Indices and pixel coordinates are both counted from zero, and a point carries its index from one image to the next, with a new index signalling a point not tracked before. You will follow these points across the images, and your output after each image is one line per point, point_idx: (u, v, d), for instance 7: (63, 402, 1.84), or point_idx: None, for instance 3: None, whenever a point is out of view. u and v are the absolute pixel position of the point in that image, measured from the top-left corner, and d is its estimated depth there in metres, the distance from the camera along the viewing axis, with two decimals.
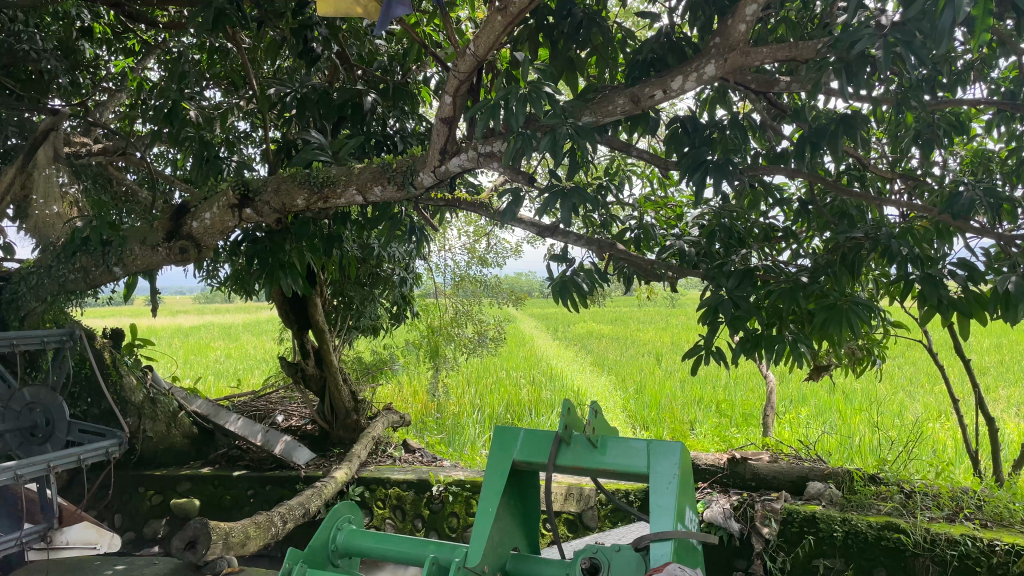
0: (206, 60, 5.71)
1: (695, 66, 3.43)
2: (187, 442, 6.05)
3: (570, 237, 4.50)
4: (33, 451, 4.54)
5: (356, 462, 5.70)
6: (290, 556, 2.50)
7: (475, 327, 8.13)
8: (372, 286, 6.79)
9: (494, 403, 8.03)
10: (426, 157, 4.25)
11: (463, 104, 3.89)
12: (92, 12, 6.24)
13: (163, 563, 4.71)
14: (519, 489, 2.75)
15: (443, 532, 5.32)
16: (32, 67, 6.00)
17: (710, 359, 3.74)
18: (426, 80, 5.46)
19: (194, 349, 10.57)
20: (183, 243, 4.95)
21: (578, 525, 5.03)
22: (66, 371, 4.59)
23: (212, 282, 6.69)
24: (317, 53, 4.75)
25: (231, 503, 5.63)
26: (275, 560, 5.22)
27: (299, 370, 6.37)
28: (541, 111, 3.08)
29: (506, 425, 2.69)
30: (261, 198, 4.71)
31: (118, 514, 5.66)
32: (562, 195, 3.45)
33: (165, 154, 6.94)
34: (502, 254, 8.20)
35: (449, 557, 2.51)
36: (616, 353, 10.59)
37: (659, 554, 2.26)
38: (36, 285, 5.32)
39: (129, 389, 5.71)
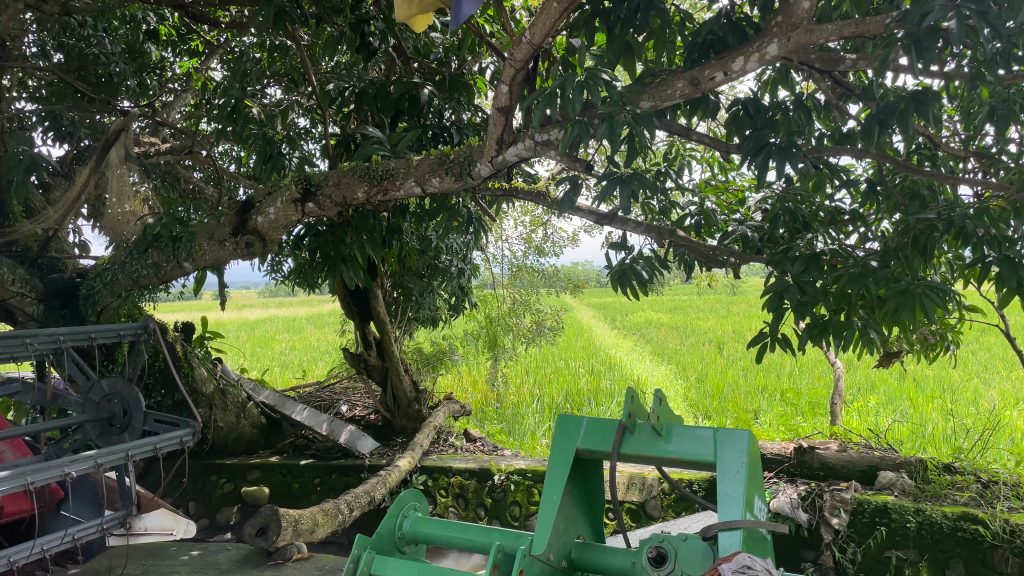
0: (267, 59, 5.85)
1: (757, 46, 3.36)
2: (256, 432, 6.22)
3: (629, 224, 4.46)
4: (112, 440, 4.71)
5: (418, 451, 5.76)
6: (358, 543, 2.54)
7: (533, 317, 8.11)
8: (431, 277, 6.81)
9: (554, 393, 7.98)
10: (483, 147, 4.26)
11: (519, 93, 3.88)
12: (157, 14, 6.47)
13: (235, 551, 4.88)
14: (584, 479, 2.74)
15: (506, 521, 5.36)
16: (102, 71, 6.26)
17: (775, 347, 3.67)
18: (482, 71, 5.45)
19: (260, 342, 10.86)
20: (249, 238, 5.08)
21: (641, 515, 5.00)
22: (141, 363, 4.73)
23: (276, 275, 6.84)
24: (374, 47, 4.81)
25: (298, 492, 5.74)
26: (342, 547, 5.33)
27: (362, 361, 6.49)
28: (598, 97, 3.06)
29: (569, 414, 2.67)
30: (322, 192, 4.79)
31: (192, 501, 5.83)
32: (621, 181, 3.43)
33: (230, 152, 7.13)
34: (559, 243, 8.14)
35: (514, 545, 2.52)
36: (676, 343, 10.41)
37: (727, 543, 2.23)
38: (111, 281, 5.43)
39: (200, 381, 5.90)
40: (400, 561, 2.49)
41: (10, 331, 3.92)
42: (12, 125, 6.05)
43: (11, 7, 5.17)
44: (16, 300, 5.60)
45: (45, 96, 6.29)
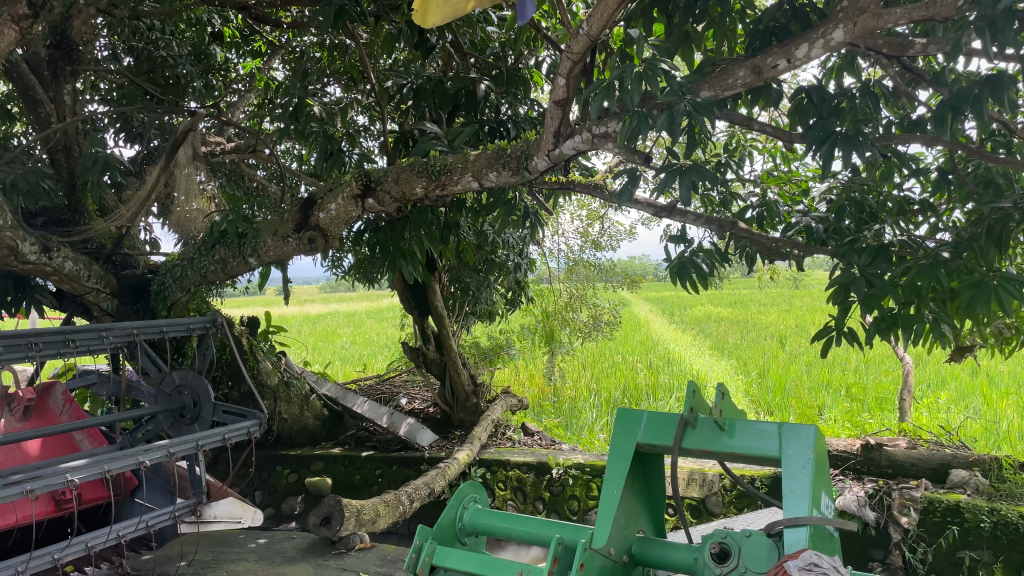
0: (326, 58, 5.96)
1: (822, 32, 3.28)
2: (318, 424, 6.35)
3: (688, 216, 4.41)
4: (183, 431, 4.86)
5: (477, 444, 5.80)
6: (419, 534, 2.57)
7: (590, 311, 8.09)
8: (488, 272, 6.85)
9: (611, 388, 7.94)
10: (540, 141, 4.25)
11: (577, 86, 3.86)
12: (222, 16, 6.64)
13: (300, 540, 5.00)
14: (644, 473, 2.72)
15: (564, 515, 5.35)
16: (169, 73, 6.47)
17: (841, 341, 3.58)
18: (539, 65, 5.44)
19: (322, 336, 11.05)
20: (311, 234, 5.17)
21: (702, 511, 4.96)
22: (209, 356, 4.87)
23: (337, 271, 6.96)
24: (432, 44, 4.84)
25: (360, 483, 5.84)
26: (403, 538, 5.42)
27: (421, 355, 6.58)
28: (657, 88, 3.03)
29: (629, 408, 2.65)
30: (382, 187, 4.85)
31: (258, 491, 5.99)
32: (680, 172, 3.39)
33: (292, 150, 7.28)
34: (616, 237, 8.08)
35: (575, 538, 2.51)
36: (737, 337, 10.21)
37: (793, 540, 2.18)
38: (181, 277, 5.60)
39: (265, 373, 6.06)
40: (461, 552, 2.51)
41: (88, 325, 4.05)
42: (86, 127, 6.29)
43: (83, 10, 5.35)
44: (91, 296, 5.70)
45: (116, 99, 6.53)
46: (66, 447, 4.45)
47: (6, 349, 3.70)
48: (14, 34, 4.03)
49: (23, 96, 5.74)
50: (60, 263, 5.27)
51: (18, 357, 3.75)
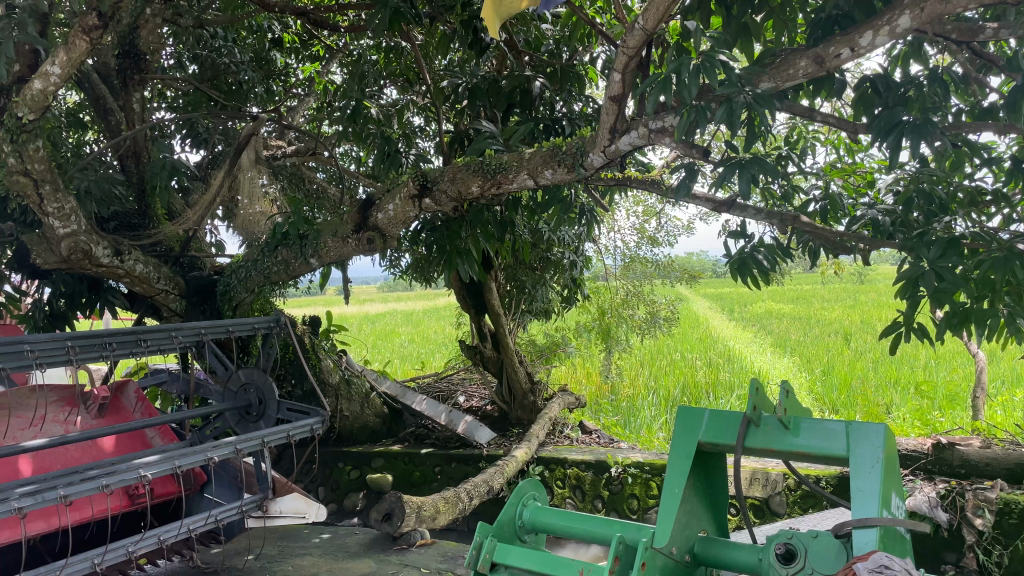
0: (382, 60, 6.04)
1: (886, 19, 3.19)
2: (379, 421, 6.44)
3: (748, 211, 4.32)
4: (249, 428, 4.98)
5: (535, 442, 5.81)
6: (480, 531, 2.58)
7: (648, 308, 8.03)
8: (544, 270, 6.84)
9: (670, 386, 7.81)
10: (596, 137, 4.23)
11: (632, 81, 3.85)
12: (282, 23, 6.83)
13: (362, 535, 5.09)
14: (707, 473, 2.68)
15: (624, 513, 5.31)
16: (232, 79, 6.62)
17: (910, 337, 3.48)
18: (593, 61, 5.40)
19: (381, 335, 11.20)
20: (370, 234, 5.25)
21: (766, 511, 4.88)
22: (273, 355, 4.97)
23: (394, 270, 7.06)
24: (486, 43, 4.86)
25: (420, 480, 5.91)
26: (463, 534, 5.47)
27: (478, 353, 6.63)
28: (715, 80, 3.01)
29: (690, 406, 2.61)
30: (438, 187, 4.88)
31: (321, 487, 6.12)
32: (740, 165, 3.35)
33: (350, 152, 7.41)
34: (674, 233, 7.98)
35: (636, 538, 2.50)
36: (799, 334, 9.94)
37: (862, 542, 2.13)
38: (245, 277, 5.74)
39: (326, 371, 6.18)
40: (521, 550, 2.51)
41: (158, 325, 4.19)
42: (155, 133, 6.52)
43: (150, 20, 5.55)
44: (161, 297, 5.89)
45: (181, 106, 6.74)
46: (139, 444, 4.60)
47: (82, 348, 3.84)
48: (85, 44, 4.17)
49: (94, 105, 6.01)
50: (131, 265, 5.45)
51: (93, 356, 3.88)
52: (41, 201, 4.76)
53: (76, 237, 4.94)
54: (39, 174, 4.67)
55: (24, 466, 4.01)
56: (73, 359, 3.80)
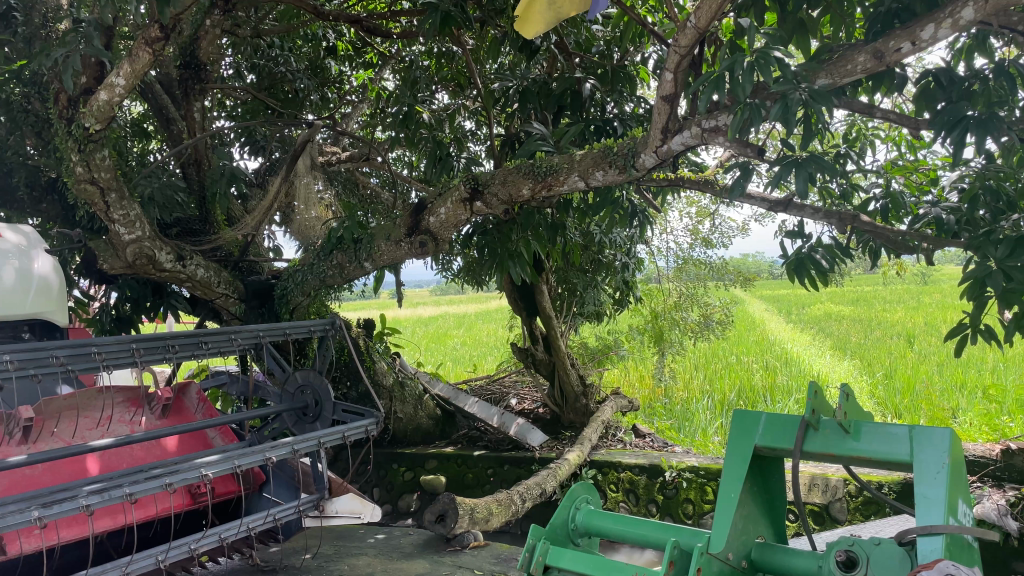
0: (434, 66, 6.10)
1: (949, 11, 3.09)
2: (432, 423, 6.50)
3: (806, 210, 4.23)
4: (306, 428, 5.06)
5: (588, 445, 5.79)
6: (533, 533, 2.58)
7: (701, 310, 7.91)
8: (595, 272, 6.82)
9: (726, 389, 7.67)
10: (648, 138, 4.20)
11: (685, 79, 3.82)
12: (336, 31, 6.95)
13: (416, 536, 5.14)
14: (764, 476, 2.63)
15: (679, 518, 5.26)
16: (288, 87, 6.81)
17: (977, 339, 3.38)
18: (645, 61, 5.36)
19: (434, 338, 11.29)
20: (422, 238, 5.30)
21: (826, 518, 4.79)
22: (329, 358, 5.03)
23: (446, 274, 7.11)
24: (537, 46, 4.90)
25: (473, 482, 5.93)
26: (516, 537, 5.49)
27: (529, 355, 6.63)
28: (771, 78, 2.97)
29: (746, 409, 2.57)
30: (490, 190, 4.91)
31: (377, 487, 6.20)
32: (797, 164, 3.30)
33: (403, 157, 7.51)
34: (728, 234, 7.86)
35: (691, 543, 2.47)
36: (859, 336, 9.65)
37: (928, 550, 2.06)
38: (302, 281, 5.84)
39: (381, 374, 6.27)
40: (574, 552, 2.50)
41: (218, 328, 4.29)
42: (215, 141, 6.73)
43: (209, 31, 5.67)
44: (221, 301, 6.04)
45: (240, 114, 6.94)
46: (200, 444, 4.71)
47: (147, 350, 3.95)
48: (148, 56, 4.28)
49: (157, 115, 6.22)
50: (193, 270, 5.61)
51: (157, 359, 3.99)
52: (108, 209, 4.93)
53: (141, 242, 5.14)
54: (105, 182, 4.83)
55: (92, 465, 4.14)
56: (138, 361, 3.91)
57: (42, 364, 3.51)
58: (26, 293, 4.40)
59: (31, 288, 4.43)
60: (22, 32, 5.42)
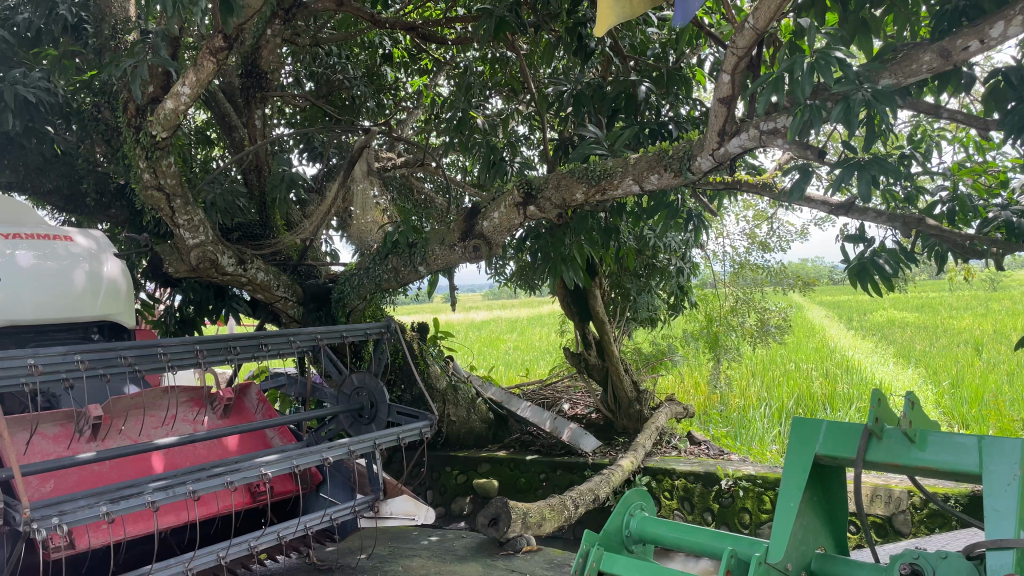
0: (488, 71, 6.15)
1: (1021, 8, 2.98)
2: (485, 426, 6.52)
3: (869, 214, 4.12)
4: (362, 430, 5.13)
5: (641, 451, 5.74)
6: (586, 539, 2.56)
7: (758, 316, 7.77)
8: (649, 277, 6.81)
9: (784, 396, 7.50)
10: (704, 141, 4.15)
11: (742, 81, 3.78)
12: (392, 38, 7.05)
13: (469, 539, 5.17)
14: (825, 486, 2.56)
15: (735, 527, 5.17)
16: (345, 95, 6.99)
17: None
18: (701, 63, 5.30)
19: (486, 342, 11.32)
20: (476, 242, 5.33)
21: (889, 531, 4.65)
22: (384, 361, 5.08)
23: (499, 278, 7.14)
24: (591, 49, 4.91)
25: (526, 486, 5.93)
26: (569, 543, 5.47)
27: (583, 360, 6.60)
28: (831, 79, 2.93)
29: (805, 417, 2.51)
30: (543, 195, 4.91)
31: (430, 490, 6.25)
32: (859, 166, 3.24)
33: (456, 163, 7.58)
34: (786, 238, 7.70)
35: (748, 552, 2.43)
36: (925, 344, 9.35)
37: (997, 565, 1.98)
38: (358, 285, 5.91)
39: (434, 377, 6.33)
40: (628, 559, 2.48)
41: (278, 330, 4.37)
42: (276, 148, 6.90)
43: (270, 41, 5.79)
44: (280, 304, 6.16)
45: (299, 121, 7.13)
46: (260, 443, 4.81)
47: (210, 352, 4.05)
48: (212, 65, 4.42)
49: (220, 123, 6.41)
50: (254, 274, 5.75)
51: (220, 360, 4.09)
52: (173, 214, 5.08)
53: (204, 247, 5.28)
54: (171, 188, 4.99)
55: (156, 463, 4.27)
56: (201, 362, 4.01)
57: (111, 364, 3.62)
58: (96, 296, 4.57)
59: (101, 290, 4.61)
60: (93, 43, 5.63)
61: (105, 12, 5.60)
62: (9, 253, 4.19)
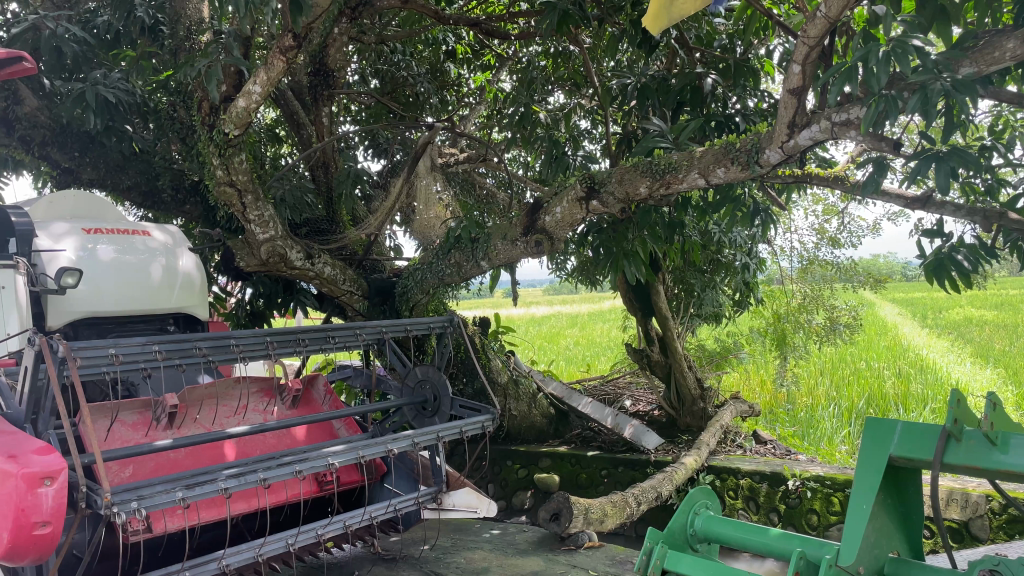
0: (551, 65, 6.14)
1: None
2: (546, 421, 6.53)
3: (947, 207, 3.98)
4: (425, 422, 5.19)
5: (705, 450, 5.66)
6: (650, 536, 2.55)
7: (827, 313, 7.56)
8: (714, 272, 6.69)
9: (854, 397, 7.27)
10: (773, 133, 4.08)
11: (814, 72, 3.73)
12: (455, 34, 7.10)
13: (530, 533, 5.19)
14: (899, 488, 2.48)
15: (802, 529, 5.06)
16: (410, 92, 7.07)
17: None
18: (770, 54, 5.18)
19: (547, 337, 11.31)
20: (538, 237, 5.32)
21: (966, 536, 4.48)
22: (447, 354, 5.12)
23: (560, 273, 7.13)
24: (656, 41, 4.86)
25: (587, 482, 5.89)
26: (631, 540, 5.44)
27: (645, 356, 6.56)
28: (909, 68, 2.84)
29: (880, 417, 2.43)
30: (606, 189, 4.87)
31: (491, 484, 6.30)
32: (937, 158, 3.14)
33: (518, 158, 7.59)
34: (858, 233, 7.46)
35: (819, 554, 2.38)
36: (1005, 342, 8.94)
37: None
38: (421, 280, 5.98)
39: (495, 371, 6.38)
40: (693, 558, 2.46)
41: (344, 323, 4.45)
42: (342, 145, 7.04)
43: (337, 39, 5.89)
44: (346, 297, 6.28)
45: (365, 118, 7.26)
46: (327, 434, 4.91)
47: (280, 344, 4.15)
48: (282, 64, 4.53)
49: (289, 121, 6.57)
50: (321, 268, 5.89)
51: (289, 352, 4.19)
52: (245, 210, 5.23)
53: (274, 241, 5.42)
54: (242, 184, 5.12)
55: (229, 451, 4.41)
56: (272, 354, 4.11)
57: (186, 354, 3.75)
58: (172, 289, 4.72)
59: (177, 283, 4.75)
60: (169, 44, 5.83)
61: (181, 14, 5.78)
62: (91, 247, 4.41)
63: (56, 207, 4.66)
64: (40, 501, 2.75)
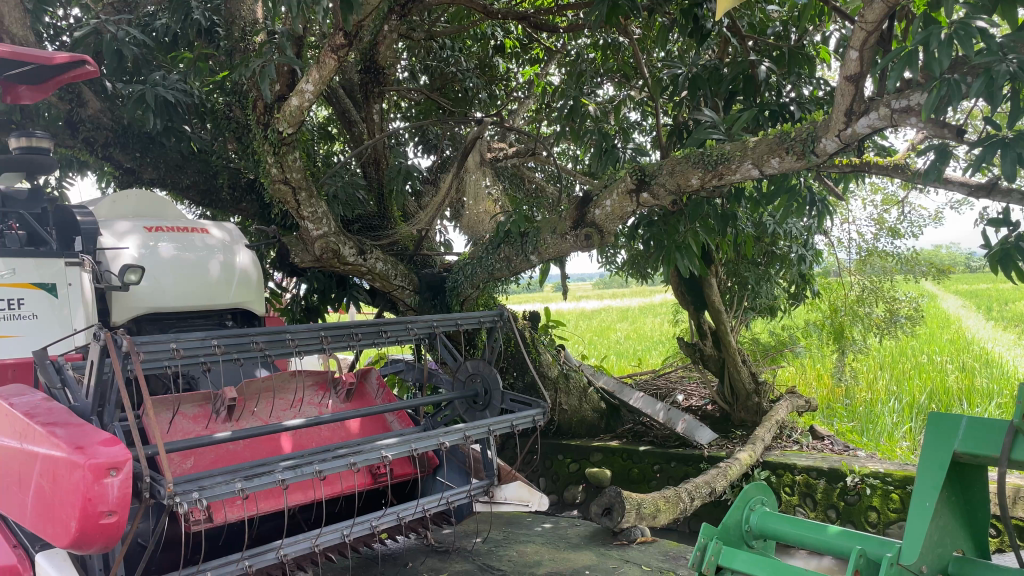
0: (600, 57, 6.09)
1: None
2: (597, 416, 6.51)
3: (1013, 196, 3.84)
4: (476, 416, 5.21)
5: (760, 445, 5.57)
6: (704, 532, 2.52)
7: (887, 306, 7.38)
8: (769, 265, 6.56)
9: (916, 391, 6.97)
10: (830, 121, 3.99)
11: (872, 57, 3.65)
12: (503, 28, 7.10)
13: (582, 527, 5.19)
14: (965, 484, 2.40)
15: (861, 526, 4.94)
16: (458, 87, 7.11)
17: None
18: (826, 40, 5.06)
19: (597, 331, 11.25)
20: (588, 231, 5.29)
21: None
22: (498, 348, 5.14)
23: (611, 267, 7.08)
24: (708, 30, 4.79)
25: (638, 477, 5.88)
26: (684, 535, 5.40)
27: (698, 350, 6.48)
28: (972, 51, 2.75)
29: (943, 412, 2.36)
30: (657, 181, 4.81)
31: (543, 478, 6.32)
32: (1002, 144, 3.04)
33: (567, 151, 7.57)
34: (919, 223, 7.25)
35: (879, 552, 2.33)
36: None
37: None
38: (471, 274, 6.01)
39: (546, 365, 6.38)
40: (749, 555, 2.42)
41: (396, 317, 4.50)
42: (392, 141, 7.11)
43: (387, 36, 5.94)
44: (398, 292, 6.34)
45: (415, 115, 7.32)
46: (381, 427, 4.98)
47: (334, 338, 4.21)
48: (333, 62, 4.59)
49: (341, 118, 6.67)
50: (373, 264, 5.96)
51: (343, 346, 4.25)
52: (299, 207, 5.32)
53: (327, 238, 5.50)
54: (296, 182, 5.20)
55: (285, 443, 4.49)
56: (326, 348, 4.18)
57: (244, 349, 3.83)
58: (229, 285, 4.83)
59: (233, 280, 4.87)
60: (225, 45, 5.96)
61: (236, 15, 5.89)
62: (153, 245, 4.54)
63: (119, 207, 4.80)
64: (105, 491, 2.84)
